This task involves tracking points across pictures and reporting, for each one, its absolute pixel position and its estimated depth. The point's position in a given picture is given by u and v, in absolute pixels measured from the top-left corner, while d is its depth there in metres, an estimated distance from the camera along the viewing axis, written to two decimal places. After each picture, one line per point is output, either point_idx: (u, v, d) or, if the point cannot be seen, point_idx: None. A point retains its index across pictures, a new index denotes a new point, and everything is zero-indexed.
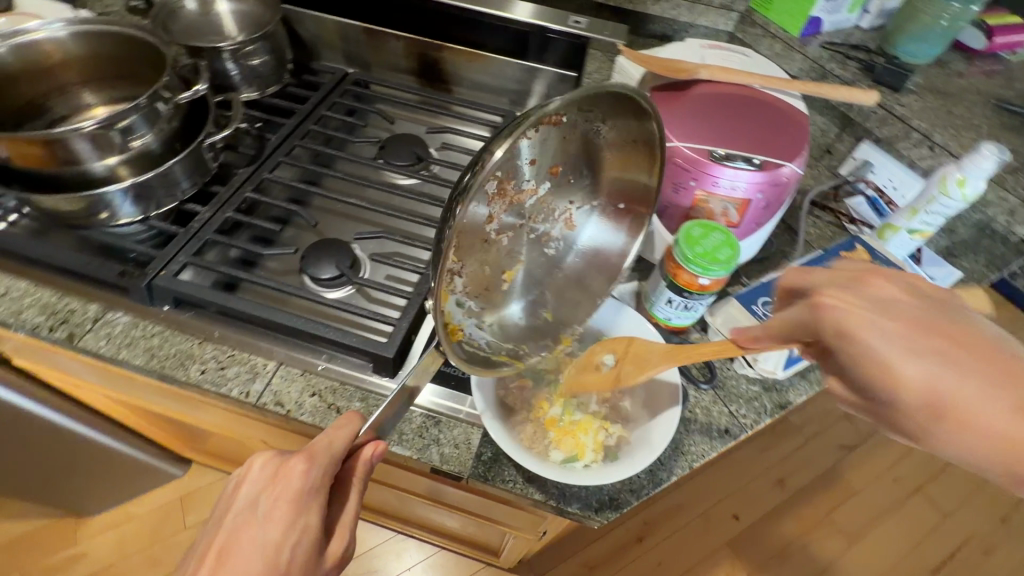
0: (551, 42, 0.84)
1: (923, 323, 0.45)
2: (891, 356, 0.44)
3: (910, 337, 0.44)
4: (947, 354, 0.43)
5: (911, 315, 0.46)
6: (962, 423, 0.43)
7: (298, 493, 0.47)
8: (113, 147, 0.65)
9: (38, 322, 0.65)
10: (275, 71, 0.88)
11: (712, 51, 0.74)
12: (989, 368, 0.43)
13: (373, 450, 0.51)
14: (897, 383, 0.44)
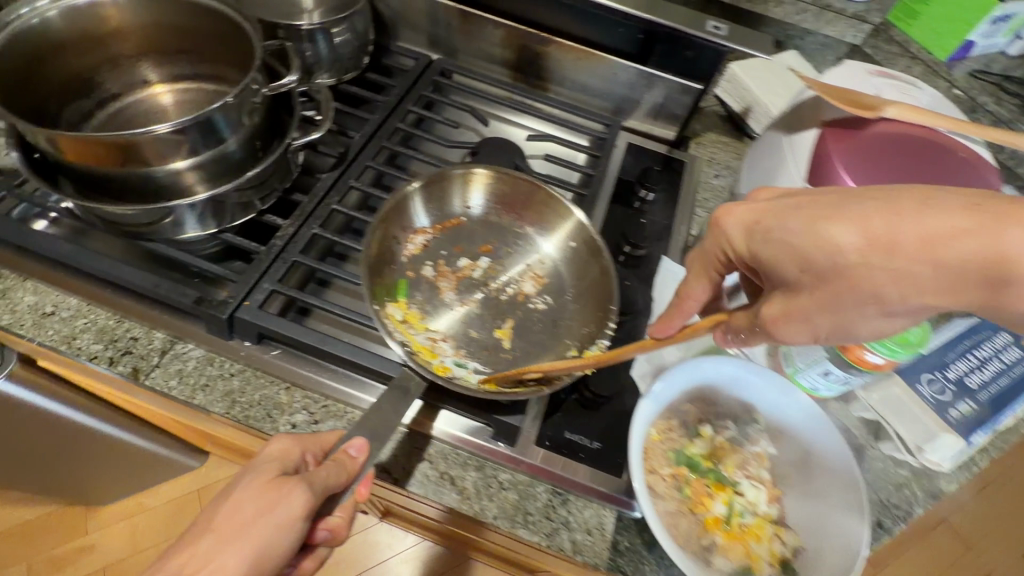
0: (682, 48, 0.73)
1: (792, 208, 0.40)
2: (811, 246, 0.38)
3: (784, 231, 0.40)
4: (886, 214, 0.36)
5: (789, 210, 0.40)
6: (938, 277, 0.35)
7: (272, 464, 0.41)
8: (190, 150, 0.53)
9: (96, 352, 0.55)
10: (355, 53, 0.75)
11: (883, 81, 0.63)
12: (976, 214, 0.34)
13: (352, 446, 0.43)
14: (838, 269, 0.37)
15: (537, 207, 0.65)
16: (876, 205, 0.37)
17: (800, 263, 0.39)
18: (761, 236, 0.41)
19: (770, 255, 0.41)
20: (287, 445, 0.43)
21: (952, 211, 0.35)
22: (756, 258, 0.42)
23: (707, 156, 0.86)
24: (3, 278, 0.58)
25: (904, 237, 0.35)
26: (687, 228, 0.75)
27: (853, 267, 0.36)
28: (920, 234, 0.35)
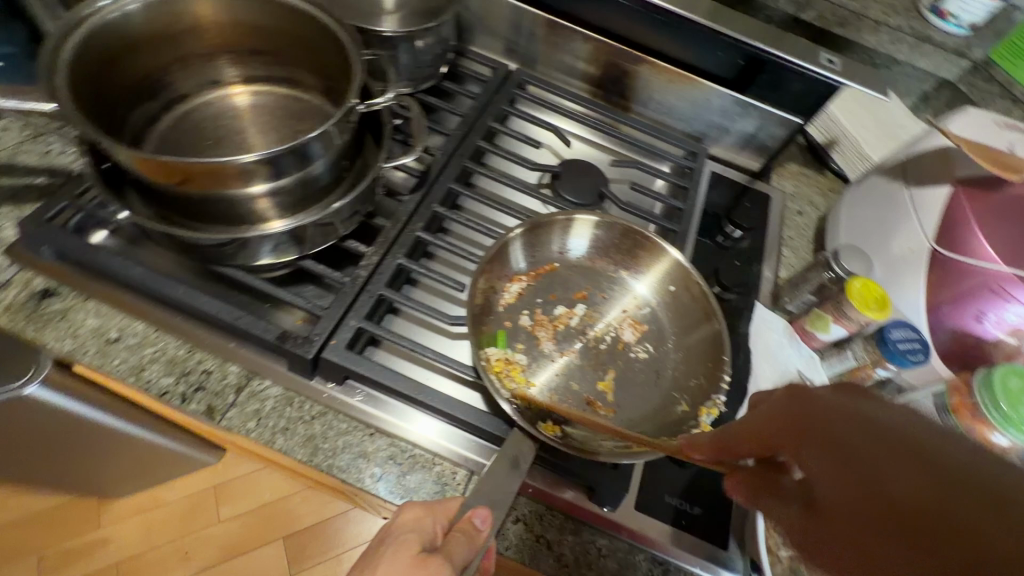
0: (789, 79, 0.68)
1: (839, 459, 0.29)
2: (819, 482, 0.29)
3: (803, 456, 0.31)
4: (906, 493, 0.25)
5: (821, 439, 0.30)
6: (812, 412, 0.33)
7: (410, 536, 0.40)
8: (280, 175, 0.48)
9: (167, 386, 0.51)
10: (436, 60, 0.69)
11: (1017, 135, 0.59)
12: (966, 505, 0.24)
13: (477, 516, 0.40)
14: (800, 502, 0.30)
15: (637, 252, 0.63)
16: (909, 481, 0.26)
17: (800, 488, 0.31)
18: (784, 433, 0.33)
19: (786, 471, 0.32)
20: (421, 514, 0.42)
21: (929, 491, 0.25)
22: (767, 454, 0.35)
23: (790, 190, 0.81)
24: (64, 295, 0.54)
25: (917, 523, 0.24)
26: (775, 270, 0.71)
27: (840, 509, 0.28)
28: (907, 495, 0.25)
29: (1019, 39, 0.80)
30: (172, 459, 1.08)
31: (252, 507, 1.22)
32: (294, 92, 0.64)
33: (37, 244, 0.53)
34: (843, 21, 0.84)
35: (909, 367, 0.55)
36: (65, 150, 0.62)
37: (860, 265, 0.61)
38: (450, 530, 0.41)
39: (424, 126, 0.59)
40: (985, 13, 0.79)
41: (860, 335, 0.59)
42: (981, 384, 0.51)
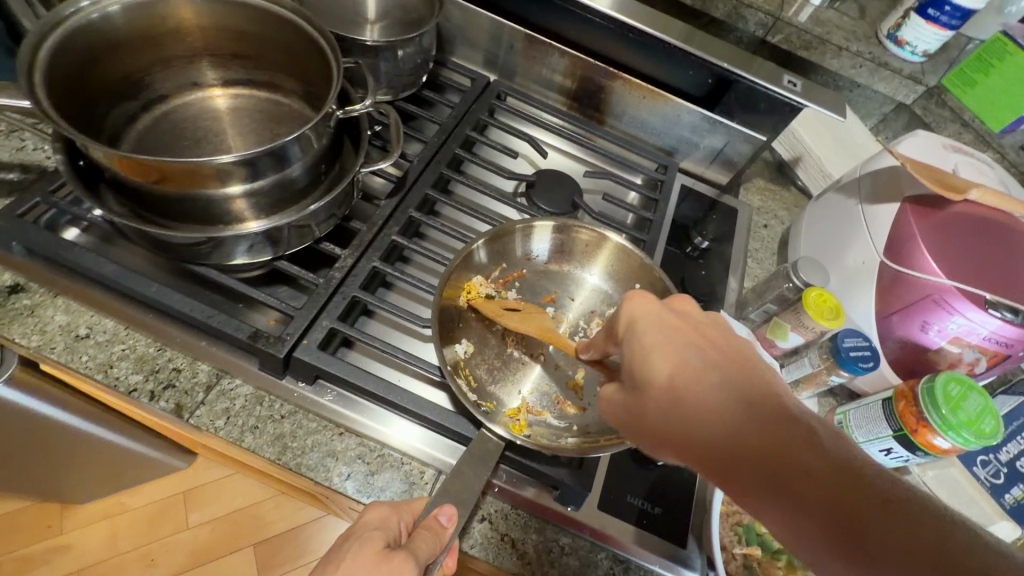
0: (753, 99, 0.72)
1: (690, 342, 0.39)
2: (688, 387, 0.37)
3: (663, 352, 0.39)
4: (739, 393, 0.36)
5: (664, 329, 0.41)
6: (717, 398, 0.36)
7: (376, 533, 0.40)
8: (255, 176, 0.49)
9: (135, 383, 0.51)
10: (416, 69, 0.70)
11: (959, 157, 0.63)
12: (792, 427, 0.33)
13: (443, 513, 0.42)
14: (662, 394, 0.38)
15: (606, 260, 0.66)
16: (739, 383, 0.36)
17: (657, 382, 0.38)
18: (639, 325, 0.42)
19: (646, 368, 0.39)
20: (386, 513, 0.42)
21: (772, 427, 0.33)
22: (632, 367, 0.41)
23: (757, 204, 0.84)
24: (32, 292, 0.53)
25: (751, 425, 0.34)
26: (740, 280, 0.73)
27: (706, 412, 0.35)
28: (744, 407, 0.35)
29: (969, 68, 0.84)
30: (139, 462, 1.06)
31: (223, 512, 1.21)
32: (275, 95, 0.65)
33: (8, 239, 0.53)
34: (806, 45, 0.88)
35: (860, 373, 0.58)
36: (39, 146, 0.61)
37: (815, 276, 0.64)
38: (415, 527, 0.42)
39: (401, 133, 0.60)
40: (938, 43, 0.82)
41: (817, 342, 0.62)
42: (923, 389, 0.53)
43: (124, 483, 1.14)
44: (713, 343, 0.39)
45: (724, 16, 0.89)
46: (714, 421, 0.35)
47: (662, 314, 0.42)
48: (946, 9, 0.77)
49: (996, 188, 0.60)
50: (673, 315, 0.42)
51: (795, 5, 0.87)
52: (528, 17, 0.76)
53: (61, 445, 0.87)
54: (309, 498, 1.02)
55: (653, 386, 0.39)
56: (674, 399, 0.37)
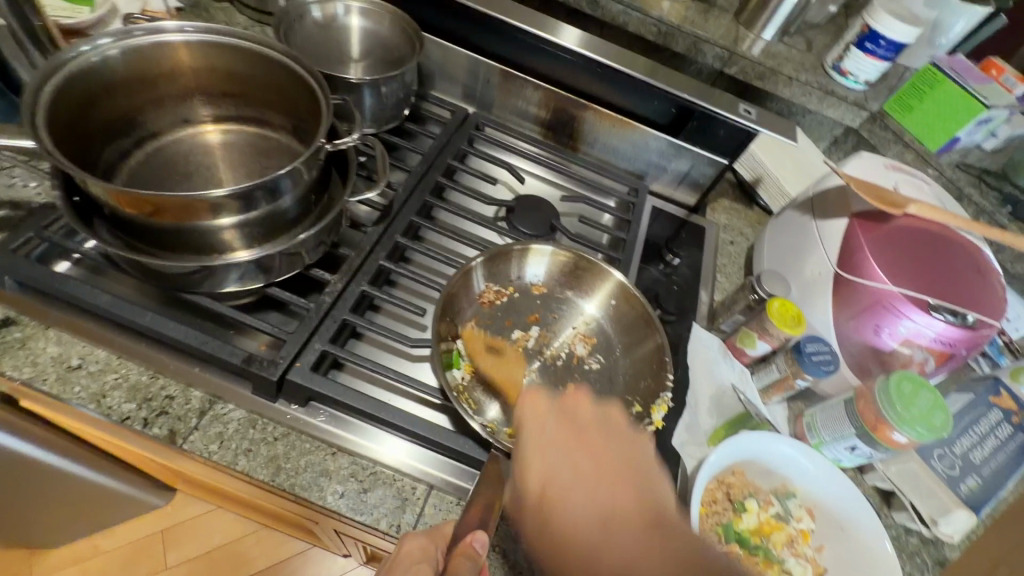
0: (713, 126, 0.77)
1: (563, 448, 0.45)
2: (556, 490, 0.43)
3: (548, 459, 0.44)
4: (606, 509, 0.41)
5: (549, 429, 0.46)
6: (585, 509, 0.41)
7: (420, 568, 0.42)
8: (248, 208, 0.51)
9: (128, 412, 0.52)
10: (398, 104, 0.74)
11: (900, 176, 0.70)
12: (641, 533, 0.39)
13: (478, 539, 0.42)
14: (532, 500, 0.43)
15: (585, 278, 0.69)
16: (604, 491, 0.42)
17: (529, 493, 0.43)
18: (533, 420, 0.47)
19: (528, 470, 0.44)
20: (425, 544, 0.45)
21: (626, 528, 0.39)
22: (522, 473, 0.45)
23: (723, 222, 0.90)
24: (24, 324, 0.54)
25: (608, 536, 0.39)
26: (711, 293, 0.78)
27: (567, 527, 0.40)
28: (602, 521, 0.40)
29: (906, 94, 0.94)
30: (117, 501, 1.03)
31: (204, 549, 1.18)
32: (263, 131, 0.68)
33: (1, 274, 0.54)
34: (760, 76, 0.95)
35: (823, 376, 0.63)
36: (29, 183, 0.63)
37: (778, 287, 0.68)
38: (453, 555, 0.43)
39: (386, 164, 0.64)
40: (877, 72, 0.91)
41: (782, 349, 0.67)
42: (878, 388, 0.58)
43: (99, 524, 1.11)
44: (588, 454, 0.44)
45: (684, 50, 0.96)
46: (572, 534, 0.40)
47: (548, 410, 0.47)
48: (881, 43, 0.85)
49: (933, 203, 0.66)
50: (560, 414, 0.47)
51: (748, 40, 0.95)
52: (502, 53, 0.81)
53: (37, 485, 0.85)
54: (292, 530, 1.00)
55: (527, 498, 0.43)
56: (542, 507, 0.42)
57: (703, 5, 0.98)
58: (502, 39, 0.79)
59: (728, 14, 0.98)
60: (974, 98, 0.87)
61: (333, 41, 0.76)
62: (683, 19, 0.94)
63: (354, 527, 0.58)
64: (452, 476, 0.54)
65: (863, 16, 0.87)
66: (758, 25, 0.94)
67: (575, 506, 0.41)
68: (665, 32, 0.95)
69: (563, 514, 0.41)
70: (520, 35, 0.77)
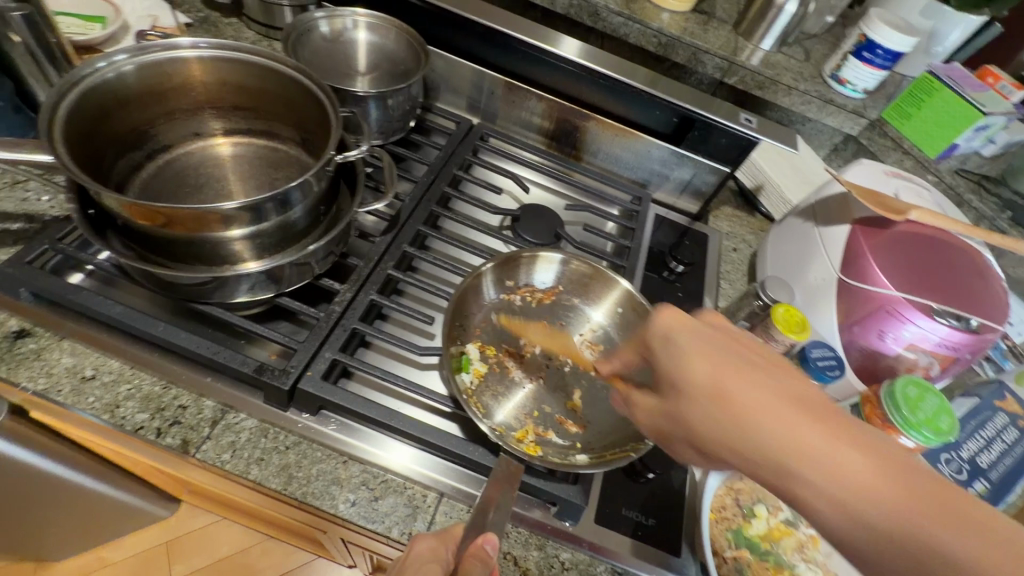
0: (714, 135, 0.79)
1: (728, 360, 0.38)
2: (735, 396, 0.36)
3: (689, 365, 0.38)
4: (786, 395, 0.35)
5: (706, 342, 0.39)
6: (759, 390, 0.36)
7: (432, 566, 0.42)
8: (260, 220, 0.52)
9: (141, 421, 0.52)
10: (405, 115, 0.75)
11: (900, 182, 0.71)
12: (824, 424, 0.34)
13: (488, 542, 0.43)
14: (711, 404, 0.37)
15: (591, 286, 0.70)
16: (783, 388, 0.36)
17: (700, 388, 0.37)
18: (668, 344, 0.40)
19: (667, 376, 0.40)
20: (434, 544, 0.45)
21: (795, 415, 0.34)
22: (661, 370, 0.40)
23: (725, 230, 0.91)
24: (38, 336, 0.55)
25: (775, 416, 0.34)
26: (714, 300, 0.79)
27: (709, 397, 0.37)
28: (770, 409, 0.35)
29: (905, 103, 0.96)
30: (124, 512, 1.03)
31: (209, 561, 1.17)
32: (273, 143, 0.70)
33: (16, 286, 0.54)
34: (760, 85, 0.96)
35: (828, 381, 0.64)
36: (42, 197, 0.64)
37: (783, 294, 0.69)
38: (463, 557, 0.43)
39: (394, 174, 0.64)
40: (875, 81, 0.92)
41: (787, 355, 0.67)
42: (884, 393, 0.58)
43: (105, 536, 1.11)
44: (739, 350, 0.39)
45: (684, 61, 0.98)
46: (757, 422, 0.35)
47: (689, 336, 0.40)
48: (879, 52, 0.86)
49: (934, 209, 0.67)
50: (713, 329, 0.40)
51: (747, 50, 0.96)
52: (506, 65, 0.83)
53: (42, 496, 0.85)
54: (298, 541, 0.99)
55: (697, 391, 0.37)
56: (719, 405, 0.36)
57: (702, 17, 1.00)
58: (505, 51, 0.80)
59: (727, 25, 0.99)
60: (971, 106, 0.87)
61: (340, 54, 0.78)
62: (683, 30, 0.96)
63: (363, 535, 0.58)
64: (462, 483, 0.54)
65: (859, 26, 0.88)
66: (757, 37, 0.96)
67: (760, 391, 0.36)
68: (666, 44, 0.97)
69: (742, 392, 0.36)
70: (523, 48, 0.79)
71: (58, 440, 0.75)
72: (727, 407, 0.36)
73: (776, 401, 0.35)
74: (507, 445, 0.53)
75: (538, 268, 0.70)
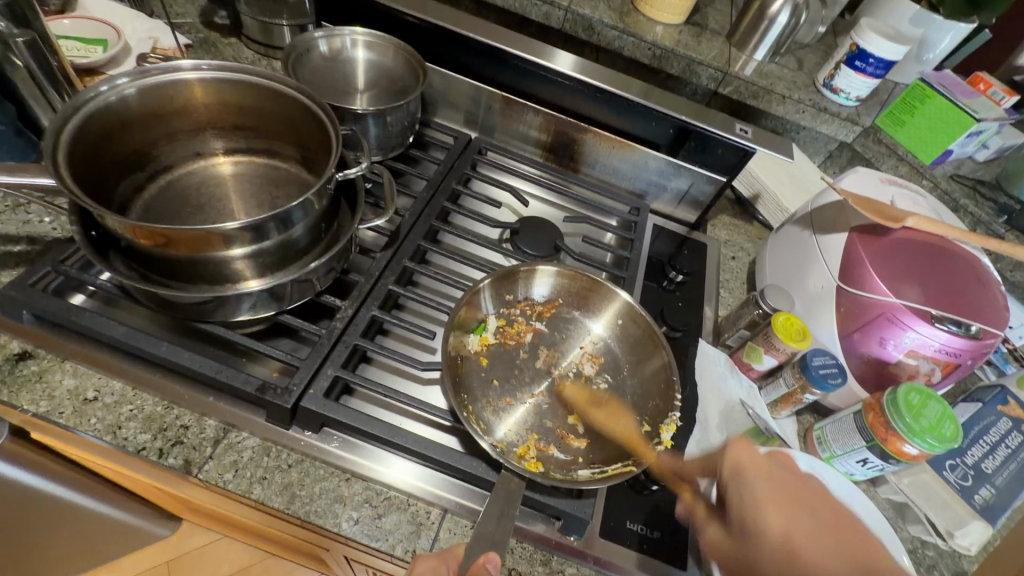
0: (710, 146, 0.79)
1: (787, 503, 0.48)
2: (799, 542, 0.45)
3: (759, 505, 0.48)
4: (835, 543, 0.46)
5: (772, 486, 0.49)
6: (823, 541, 0.45)
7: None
8: (261, 239, 0.52)
9: (144, 442, 0.52)
10: (404, 131, 0.76)
11: (896, 189, 0.71)
12: (857, 564, 0.44)
13: (491, 561, 0.43)
14: (781, 556, 0.45)
15: (592, 298, 0.70)
16: (833, 539, 0.46)
17: (769, 537, 0.46)
18: (737, 488, 0.49)
19: (748, 515, 0.48)
20: (435, 563, 0.45)
21: (815, 547, 0.45)
22: (737, 513, 0.48)
23: (723, 239, 0.91)
24: (40, 358, 0.55)
25: (823, 556, 0.44)
26: (714, 309, 0.79)
27: (768, 542, 0.46)
28: (817, 550, 0.45)
29: (896, 110, 0.97)
30: (124, 532, 1.02)
31: None
32: (273, 161, 0.71)
33: (18, 308, 0.55)
34: (754, 95, 0.97)
35: (830, 390, 0.63)
36: (44, 219, 0.64)
37: (782, 302, 0.69)
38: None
39: (394, 191, 0.65)
40: (868, 89, 0.93)
41: (789, 363, 0.67)
42: (887, 400, 0.58)
43: (105, 556, 1.10)
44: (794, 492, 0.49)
45: (679, 72, 0.99)
46: (812, 566, 0.44)
47: (754, 477, 0.49)
48: (871, 61, 0.87)
49: (930, 216, 0.67)
50: (782, 470, 0.50)
51: (740, 61, 0.97)
52: (503, 81, 0.84)
53: (43, 518, 0.84)
54: (300, 559, 0.98)
55: (767, 539, 0.46)
56: (789, 560, 0.44)
57: (695, 29, 1.01)
58: (503, 67, 0.81)
59: (721, 36, 1.01)
60: (963, 111, 0.89)
61: (338, 73, 0.79)
62: (677, 42, 0.97)
63: (365, 553, 0.58)
64: (466, 499, 0.54)
65: (852, 35, 0.89)
66: (750, 48, 0.97)
67: (815, 544, 0.45)
68: (660, 55, 0.98)
69: (779, 518, 0.47)
70: (520, 63, 0.80)
71: (57, 460, 0.74)
72: (792, 550, 0.45)
73: (818, 541, 0.46)
74: (508, 459, 0.52)
75: (539, 279, 0.70)
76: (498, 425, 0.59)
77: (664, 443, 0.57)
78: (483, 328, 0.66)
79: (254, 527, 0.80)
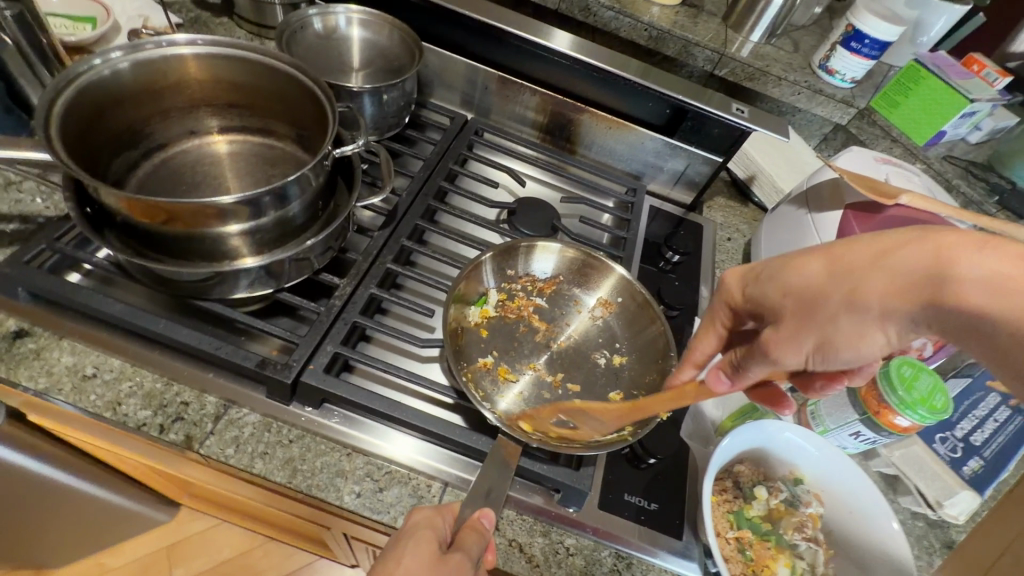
0: (707, 125, 0.79)
1: (808, 257, 0.40)
2: (843, 254, 0.38)
3: (795, 272, 0.41)
4: (894, 264, 0.35)
5: (790, 257, 0.42)
6: (892, 282, 0.35)
7: (427, 532, 0.43)
8: (257, 214, 0.52)
9: (144, 418, 0.52)
10: (401, 109, 0.75)
11: (890, 168, 0.72)
12: (922, 238, 0.35)
13: (486, 516, 0.44)
14: (825, 282, 0.38)
15: (590, 275, 0.70)
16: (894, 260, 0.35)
17: (809, 279, 0.39)
18: (766, 280, 0.43)
19: (777, 294, 0.42)
20: (432, 514, 0.45)
21: (908, 246, 0.35)
22: (770, 301, 0.42)
23: (719, 220, 0.91)
24: (37, 336, 0.55)
25: (901, 250, 0.35)
26: (710, 289, 0.80)
27: (852, 293, 0.36)
28: (889, 251, 0.36)
29: (891, 91, 0.98)
30: (121, 517, 1.02)
31: (208, 566, 1.16)
32: (268, 140, 0.70)
33: (13, 286, 0.54)
34: (750, 77, 0.97)
35: None
36: (36, 199, 0.63)
37: None
38: (459, 529, 0.44)
39: (391, 170, 0.64)
40: (863, 70, 0.93)
41: None
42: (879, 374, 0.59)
43: (102, 542, 1.10)
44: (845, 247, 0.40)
45: (676, 54, 0.99)
46: (865, 278, 0.36)
47: (773, 265, 0.43)
48: (866, 42, 0.88)
49: (923, 193, 0.68)
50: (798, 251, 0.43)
51: (736, 42, 0.97)
52: (500, 61, 0.83)
53: (40, 503, 0.84)
54: (299, 541, 0.99)
55: (806, 282, 0.39)
56: (844, 277, 0.37)
57: (692, 10, 1.01)
58: (500, 45, 0.81)
59: (717, 17, 1.00)
60: (956, 93, 0.90)
61: (333, 51, 0.78)
62: (673, 23, 0.97)
63: (367, 527, 0.58)
64: (467, 474, 0.54)
65: (847, 16, 0.89)
66: (746, 29, 0.97)
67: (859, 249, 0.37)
68: (656, 37, 0.97)
69: (799, 266, 0.40)
70: (516, 42, 0.79)
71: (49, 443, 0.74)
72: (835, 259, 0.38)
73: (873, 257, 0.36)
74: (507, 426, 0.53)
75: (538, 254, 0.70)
76: (499, 400, 0.59)
77: (659, 415, 0.57)
78: (485, 301, 0.66)
79: (253, 509, 0.80)
